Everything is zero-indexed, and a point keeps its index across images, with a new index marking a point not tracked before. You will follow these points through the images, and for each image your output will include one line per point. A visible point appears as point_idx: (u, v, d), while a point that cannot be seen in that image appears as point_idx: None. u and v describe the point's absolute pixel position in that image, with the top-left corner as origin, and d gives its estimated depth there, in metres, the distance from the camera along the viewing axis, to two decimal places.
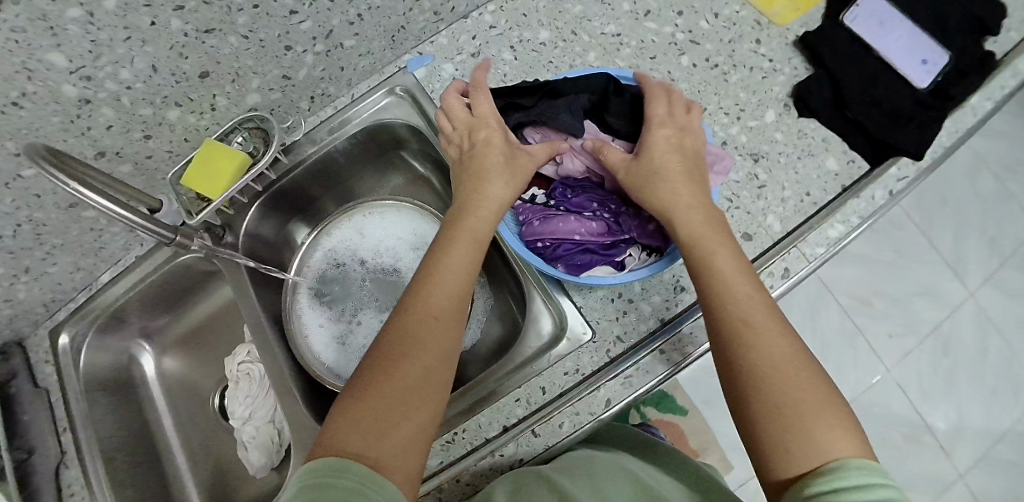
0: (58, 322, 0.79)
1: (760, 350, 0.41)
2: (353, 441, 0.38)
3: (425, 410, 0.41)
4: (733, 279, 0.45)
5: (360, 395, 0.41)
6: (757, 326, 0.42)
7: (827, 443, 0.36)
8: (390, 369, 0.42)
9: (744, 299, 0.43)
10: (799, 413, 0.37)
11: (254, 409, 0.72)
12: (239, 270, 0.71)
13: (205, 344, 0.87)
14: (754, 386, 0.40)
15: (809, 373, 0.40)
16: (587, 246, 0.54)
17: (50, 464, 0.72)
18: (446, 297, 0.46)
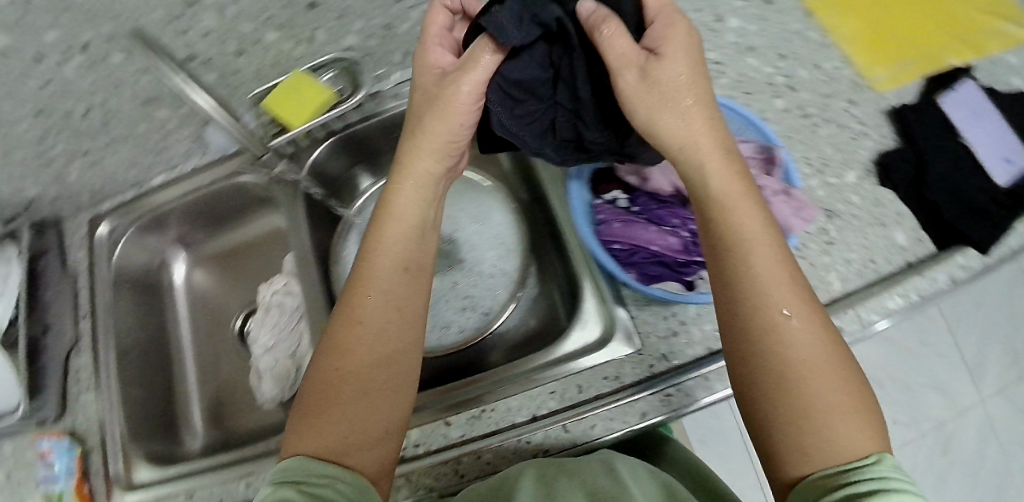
0: (101, 213, 0.78)
1: (781, 340, 0.39)
2: (315, 446, 0.44)
3: (380, 417, 0.45)
4: (768, 264, 0.42)
5: (320, 397, 0.46)
6: (792, 316, 0.40)
7: (846, 443, 0.37)
8: (346, 363, 0.47)
9: (760, 274, 0.41)
10: (819, 413, 0.37)
11: (279, 340, 0.71)
12: (297, 206, 0.71)
13: (240, 267, 0.84)
14: (785, 381, 0.39)
15: (842, 367, 0.40)
16: (661, 259, 0.53)
17: (62, 348, 0.71)
18: (384, 306, 0.49)
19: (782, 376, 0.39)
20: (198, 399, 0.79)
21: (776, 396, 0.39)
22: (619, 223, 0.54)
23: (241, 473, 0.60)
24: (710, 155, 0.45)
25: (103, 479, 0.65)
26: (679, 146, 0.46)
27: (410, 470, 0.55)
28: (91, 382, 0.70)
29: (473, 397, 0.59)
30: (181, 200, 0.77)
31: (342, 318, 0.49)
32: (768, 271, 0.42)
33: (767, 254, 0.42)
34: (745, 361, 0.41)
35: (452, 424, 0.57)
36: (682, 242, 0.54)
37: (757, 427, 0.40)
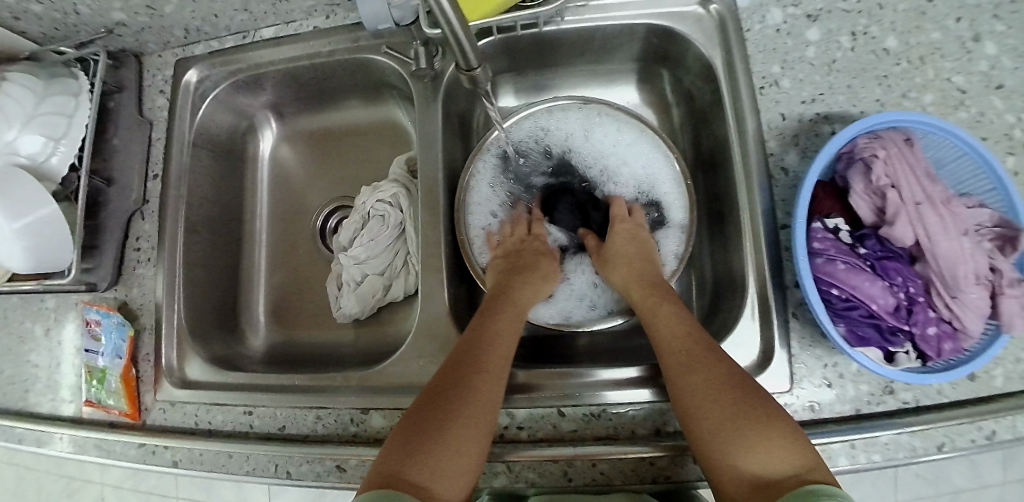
0: (190, 56, 0.66)
1: (686, 388, 0.45)
2: (417, 472, 0.41)
3: (475, 443, 0.43)
4: (667, 323, 0.50)
5: (421, 431, 0.43)
6: (688, 366, 0.46)
7: (767, 464, 0.40)
8: (439, 417, 0.44)
9: (675, 341, 0.48)
10: (733, 428, 0.42)
11: (371, 255, 0.62)
12: (432, 111, 0.58)
13: (336, 155, 0.73)
14: (698, 417, 0.43)
15: (756, 402, 0.43)
16: (872, 318, 0.45)
17: (125, 208, 0.63)
18: (505, 341, 0.50)
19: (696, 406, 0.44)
20: (263, 291, 0.71)
21: (699, 423, 0.43)
22: (844, 266, 0.45)
23: (312, 406, 0.54)
24: (631, 280, 0.56)
25: (151, 366, 0.59)
26: (624, 285, 0.57)
27: (514, 457, 0.49)
28: (153, 255, 0.62)
29: (590, 391, 0.51)
30: (285, 65, 0.64)
31: (437, 385, 0.47)
32: (665, 336, 0.50)
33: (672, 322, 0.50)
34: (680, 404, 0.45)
35: (567, 416, 0.51)
36: (899, 305, 0.46)
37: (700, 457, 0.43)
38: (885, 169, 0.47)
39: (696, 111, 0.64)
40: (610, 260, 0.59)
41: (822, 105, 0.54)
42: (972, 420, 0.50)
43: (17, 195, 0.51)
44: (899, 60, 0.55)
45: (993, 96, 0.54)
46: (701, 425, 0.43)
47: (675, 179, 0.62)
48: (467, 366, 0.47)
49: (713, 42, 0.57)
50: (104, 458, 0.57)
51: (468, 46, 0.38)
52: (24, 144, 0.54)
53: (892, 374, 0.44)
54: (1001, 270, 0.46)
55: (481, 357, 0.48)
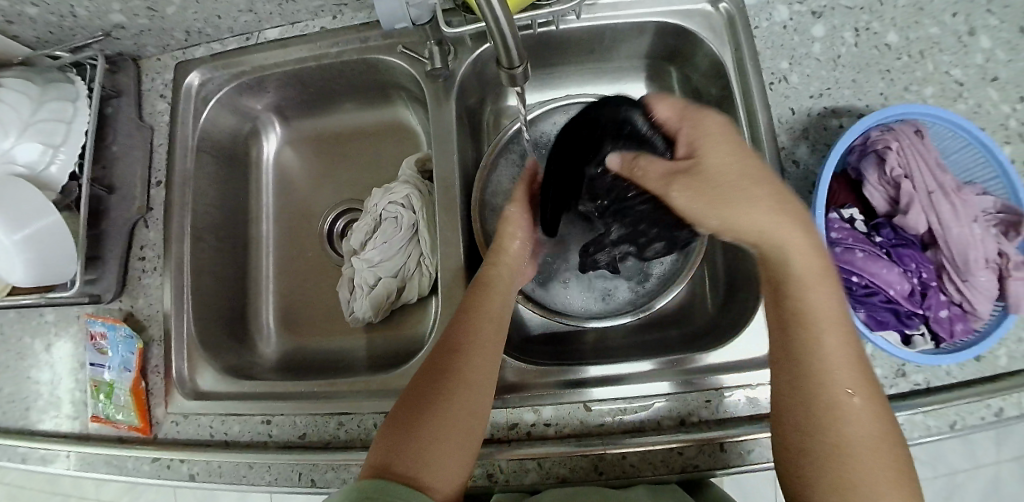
0: (192, 59, 0.64)
1: (827, 400, 0.38)
2: (403, 465, 0.40)
3: (462, 434, 0.42)
4: (827, 319, 0.39)
5: (411, 419, 0.42)
6: (825, 381, 0.38)
7: (873, 500, 0.35)
8: (425, 409, 0.43)
9: (830, 341, 0.39)
10: (857, 462, 0.36)
11: (385, 258, 0.61)
12: (445, 111, 0.58)
13: (344, 157, 0.73)
14: (823, 431, 0.37)
15: (879, 435, 0.37)
16: (891, 303, 0.46)
17: (128, 216, 0.61)
18: (488, 323, 0.47)
19: (818, 422, 0.38)
20: (272, 298, 0.70)
21: (822, 437, 0.37)
22: (863, 253, 0.46)
23: (332, 412, 0.53)
24: (762, 224, 0.40)
25: (161, 378, 0.57)
26: (759, 232, 0.40)
27: (544, 454, 0.50)
28: (158, 264, 0.60)
29: (614, 384, 0.51)
30: (292, 66, 0.63)
31: (423, 374, 0.45)
32: (826, 341, 0.39)
33: (826, 324, 0.39)
34: (796, 411, 0.39)
35: (593, 410, 0.51)
36: (913, 291, 0.47)
37: (787, 467, 0.39)
38: (900, 161, 0.48)
39: (705, 104, 0.65)
40: (714, 193, 0.41)
41: (829, 99, 0.55)
42: (982, 398, 0.50)
43: (16, 207, 0.49)
44: (901, 55, 0.56)
45: (989, 87, 0.54)
46: (817, 445, 0.37)
47: None
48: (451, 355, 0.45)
49: (723, 39, 0.58)
50: (115, 474, 0.55)
51: (512, 41, 0.36)
52: (22, 153, 0.52)
53: (910, 357, 0.45)
54: (1007, 254, 0.47)
55: (466, 344, 0.45)
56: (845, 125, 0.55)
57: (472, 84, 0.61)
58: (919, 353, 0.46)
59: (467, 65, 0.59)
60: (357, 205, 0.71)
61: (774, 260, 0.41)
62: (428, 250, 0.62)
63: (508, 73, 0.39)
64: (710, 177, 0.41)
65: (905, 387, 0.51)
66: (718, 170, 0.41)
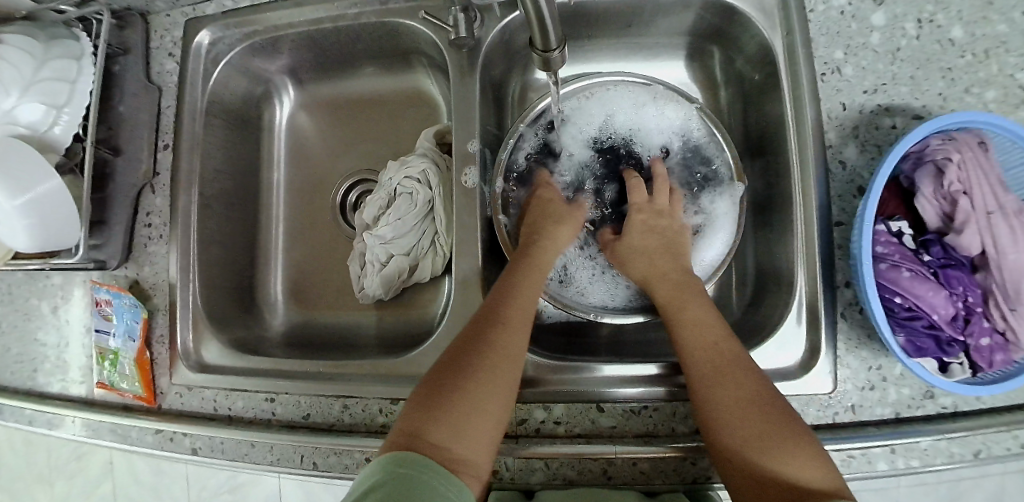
0: (201, 16, 0.60)
1: (715, 398, 0.42)
2: (437, 434, 0.38)
3: (497, 411, 0.41)
4: (693, 329, 0.47)
5: (449, 390, 0.40)
6: (717, 375, 0.43)
7: (794, 471, 0.38)
8: (460, 378, 0.41)
9: (700, 344, 0.45)
10: (759, 436, 0.40)
11: (398, 234, 0.59)
12: (469, 85, 0.54)
13: (358, 126, 0.69)
14: (721, 429, 0.41)
15: (779, 413, 0.40)
16: (933, 328, 0.43)
17: (134, 181, 0.59)
18: (531, 302, 0.47)
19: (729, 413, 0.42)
20: (282, 269, 0.68)
21: (724, 425, 0.41)
22: (910, 273, 0.43)
23: (336, 394, 0.52)
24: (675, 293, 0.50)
25: (166, 349, 0.56)
26: (644, 275, 0.53)
27: (551, 454, 0.48)
28: (165, 233, 0.59)
29: (628, 386, 0.49)
30: (306, 28, 0.59)
31: (455, 349, 0.44)
32: (691, 347, 0.46)
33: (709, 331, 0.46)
34: (705, 410, 0.43)
35: (605, 412, 0.49)
36: (957, 315, 0.43)
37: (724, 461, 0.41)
38: (958, 174, 0.44)
39: (746, 91, 0.60)
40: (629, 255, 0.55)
41: (884, 96, 0.51)
42: (1009, 428, 0.47)
43: (17, 171, 0.48)
44: (966, 51, 0.51)
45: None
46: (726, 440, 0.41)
47: (724, 163, 0.58)
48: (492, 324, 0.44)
49: (774, 23, 0.53)
50: (119, 442, 0.55)
51: (549, 20, 0.32)
52: (25, 113, 0.50)
53: (950, 387, 0.42)
54: None
55: (507, 315, 0.45)
56: (899, 125, 0.50)
57: (496, 58, 0.57)
58: (959, 383, 0.43)
59: (493, 35, 0.54)
60: (371, 176, 0.68)
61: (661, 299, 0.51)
62: (442, 229, 0.59)
63: (542, 56, 0.36)
64: (636, 249, 0.55)
65: (931, 408, 0.48)
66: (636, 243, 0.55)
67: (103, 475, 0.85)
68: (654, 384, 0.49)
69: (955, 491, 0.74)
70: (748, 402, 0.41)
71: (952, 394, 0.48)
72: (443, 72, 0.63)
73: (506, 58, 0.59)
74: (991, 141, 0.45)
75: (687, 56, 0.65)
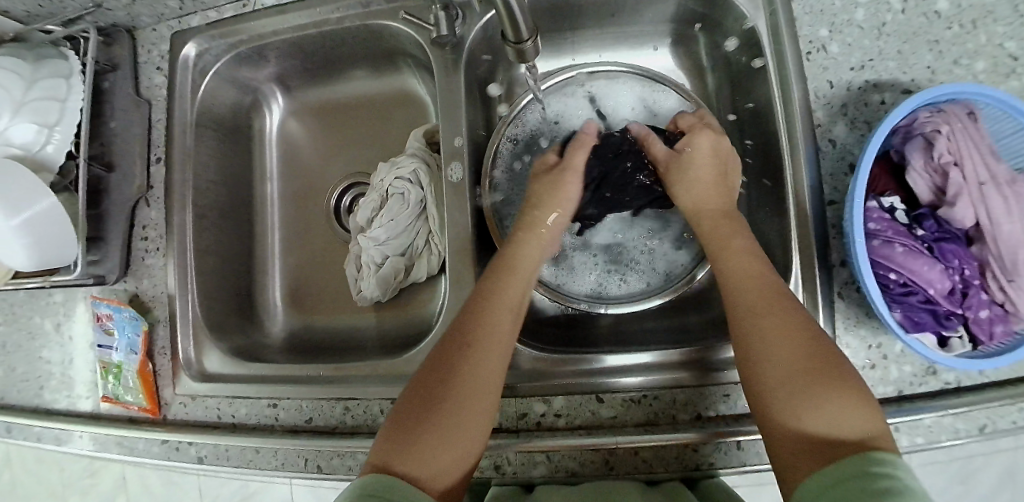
0: (186, 28, 0.61)
1: (753, 333, 0.41)
2: (406, 464, 0.38)
3: (467, 437, 0.40)
4: (741, 267, 0.45)
5: (418, 415, 0.40)
6: (757, 309, 0.42)
7: (829, 421, 0.35)
8: (434, 403, 0.41)
9: (744, 282, 0.44)
10: (801, 380, 0.37)
11: (392, 236, 0.59)
12: (454, 83, 0.54)
13: (347, 130, 0.69)
14: (755, 368, 0.40)
15: (834, 363, 0.38)
16: (930, 303, 0.42)
17: (128, 196, 0.59)
18: (504, 318, 0.45)
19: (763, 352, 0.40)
20: (280, 276, 0.68)
21: (761, 369, 0.39)
22: (903, 248, 0.42)
23: (338, 397, 0.52)
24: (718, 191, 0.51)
25: (168, 360, 0.57)
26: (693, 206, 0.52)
27: (552, 447, 0.48)
28: (161, 245, 0.59)
29: (626, 376, 0.49)
30: (290, 35, 0.59)
31: (426, 374, 0.43)
32: (732, 276, 0.45)
33: (742, 276, 0.44)
34: (745, 357, 0.41)
35: (605, 403, 0.49)
36: (953, 289, 0.43)
37: (758, 408, 0.39)
38: (948, 146, 0.43)
39: (733, 75, 0.60)
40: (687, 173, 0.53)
41: (872, 72, 0.50)
42: (1014, 401, 0.47)
43: (11, 191, 0.48)
44: (953, 23, 0.50)
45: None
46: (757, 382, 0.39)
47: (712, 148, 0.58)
48: (465, 343, 0.43)
49: (756, 4, 0.53)
50: (126, 454, 0.56)
51: (519, 11, 0.32)
52: (17, 133, 0.51)
53: (949, 361, 0.41)
54: None
55: (483, 332, 0.44)
56: (887, 101, 0.50)
57: (481, 55, 0.57)
58: (960, 358, 0.42)
59: (476, 32, 0.54)
60: (364, 179, 0.68)
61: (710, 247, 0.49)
62: (436, 228, 0.59)
63: (516, 49, 0.35)
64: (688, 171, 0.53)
65: (933, 385, 0.48)
66: (692, 161, 0.52)
67: (116, 489, 0.86)
68: (652, 372, 0.49)
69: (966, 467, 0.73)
70: (794, 340, 0.39)
71: (955, 369, 0.48)
72: (430, 72, 0.63)
73: (491, 54, 0.59)
74: (981, 112, 0.44)
75: (672, 42, 0.64)
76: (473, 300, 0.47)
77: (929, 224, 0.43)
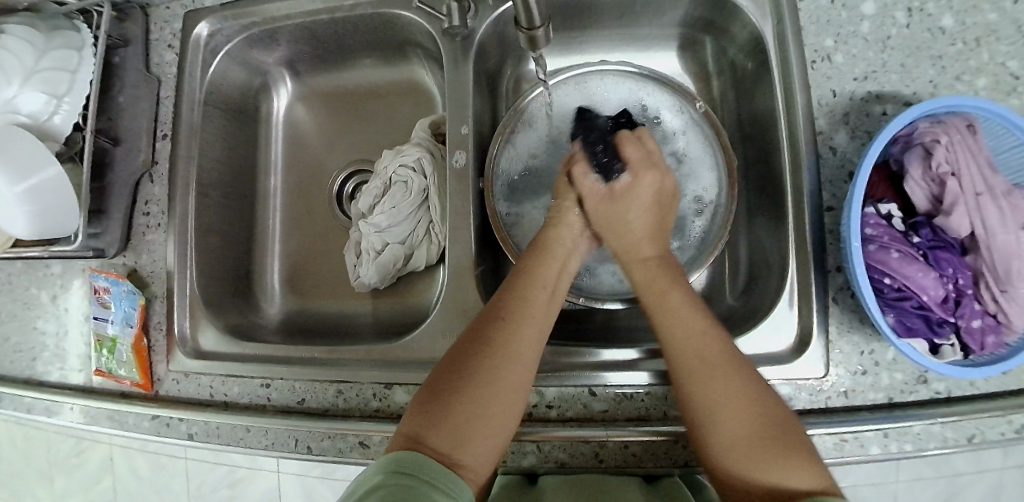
0: (199, 7, 0.61)
1: (685, 396, 0.41)
2: (440, 439, 0.38)
3: (502, 412, 0.41)
4: (672, 328, 0.43)
5: (452, 393, 0.40)
6: (707, 381, 0.40)
7: (782, 496, 0.35)
8: (467, 382, 0.41)
9: (682, 333, 0.42)
10: (751, 446, 0.37)
11: (393, 223, 0.59)
12: (463, 74, 0.55)
13: (354, 117, 0.70)
14: (699, 431, 0.40)
15: (783, 426, 0.38)
16: (923, 309, 0.43)
17: (132, 171, 0.59)
18: (542, 296, 0.45)
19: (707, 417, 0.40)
20: (279, 259, 0.68)
21: (715, 425, 0.39)
22: (898, 254, 0.43)
23: (331, 380, 0.52)
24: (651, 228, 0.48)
25: (163, 336, 0.57)
26: (651, 236, 0.48)
27: (543, 439, 0.48)
28: (162, 221, 0.59)
29: (620, 371, 0.49)
30: (304, 20, 0.60)
31: (460, 350, 0.43)
32: (683, 344, 0.42)
33: (701, 346, 0.41)
34: (693, 409, 0.40)
35: (597, 397, 0.49)
36: (947, 297, 0.43)
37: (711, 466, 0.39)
38: (945, 156, 0.44)
39: (739, 81, 0.61)
40: (614, 217, 0.49)
41: (875, 83, 0.51)
42: (1002, 413, 0.47)
43: (17, 155, 0.49)
44: (956, 40, 0.51)
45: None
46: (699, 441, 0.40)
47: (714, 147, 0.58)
48: (503, 323, 0.43)
49: (765, 11, 0.54)
50: (116, 428, 0.56)
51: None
52: (25, 101, 0.51)
53: (939, 367, 0.42)
54: None
55: (519, 313, 0.44)
56: (889, 112, 0.51)
57: (491, 48, 0.58)
58: (950, 365, 0.43)
59: (487, 24, 0.55)
60: (367, 167, 0.68)
61: (646, 303, 0.46)
62: (437, 217, 0.60)
63: (528, 35, 0.36)
64: (623, 223, 0.49)
65: (923, 393, 0.48)
66: (611, 212, 0.49)
67: (103, 470, 0.85)
68: (646, 368, 0.49)
69: (952, 483, 0.73)
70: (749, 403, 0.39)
71: (946, 380, 0.48)
72: (439, 63, 0.63)
73: (501, 48, 0.60)
74: (980, 125, 0.45)
75: (680, 46, 0.65)
76: (508, 283, 0.47)
77: (924, 232, 0.44)
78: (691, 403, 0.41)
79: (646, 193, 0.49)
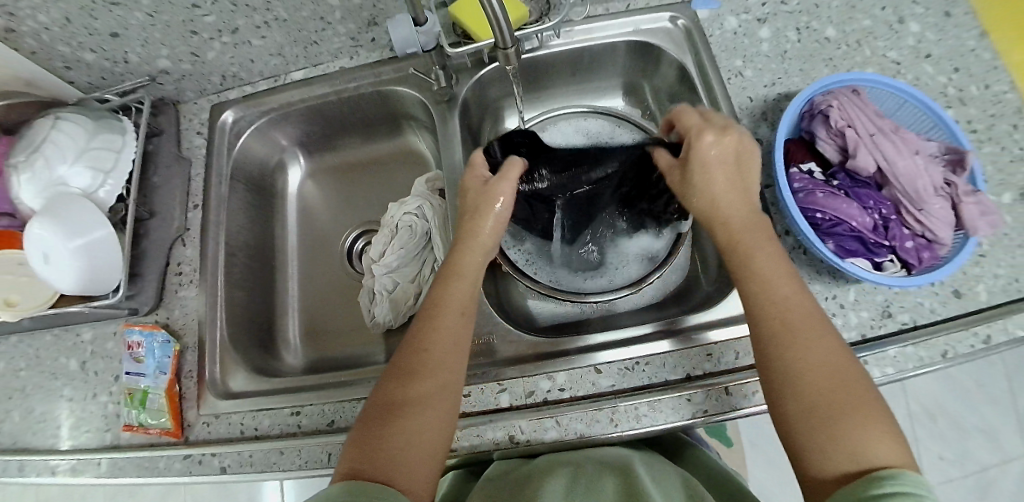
0: (225, 100, 0.73)
1: (793, 352, 0.41)
2: (375, 469, 0.42)
3: (432, 431, 0.44)
4: (772, 285, 0.45)
5: (385, 421, 0.44)
6: (791, 335, 0.42)
7: (871, 453, 0.37)
8: (393, 410, 0.45)
9: (777, 299, 0.44)
10: (839, 411, 0.38)
11: (401, 264, 0.67)
12: (449, 125, 0.66)
13: (362, 183, 0.80)
14: (789, 389, 0.41)
15: (855, 389, 0.39)
16: (859, 234, 0.49)
17: (168, 236, 0.66)
18: (453, 314, 0.50)
19: (789, 383, 0.41)
20: (297, 311, 0.74)
21: (791, 387, 0.40)
22: (823, 194, 0.50)
23: (357, 397, 0.55)
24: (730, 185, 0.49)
25: (194, 381, 0.59)
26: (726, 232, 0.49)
27: (558, 413, 0.51)
28: (195, 277, 0.64)
29: (622, 346, 0.54)
30: (315, 102, 0.71)
31: (387, 378, 0.48)
32: (760, 300, 0.45)
33: (796, 331, 0.42)
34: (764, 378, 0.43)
35: (602, 372, 0.53)
36: (875, 223, 0.50)
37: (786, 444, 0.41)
38: (839, 116, 0.53)
39: (676, 106, 0.73)
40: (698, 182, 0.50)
41: (782, 87, 0.63)
42: (966, 327, 0.53)
43: (75, 219, 0.54)
44: (841, 44, 0.65)
45: (922, 64, 0.63)
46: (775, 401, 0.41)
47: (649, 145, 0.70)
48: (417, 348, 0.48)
49: (684, 48, 0.67)
50: (147, 477, 0.56)
51: (504, 24, 0.47)
52: (73, 177, 0.57)
53: (880, 280, 0.48)
54: (956, 183, 0.51)
55: (427, 341, 0.48)
56: None
57: (472, 101, 0.70)
58: (897, 279, 0.49)
59: (467, 84, 0.67)
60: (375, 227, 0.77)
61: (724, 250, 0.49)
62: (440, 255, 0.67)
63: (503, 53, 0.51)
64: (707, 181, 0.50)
65: (889, 326, 0.53)
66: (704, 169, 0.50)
67: None
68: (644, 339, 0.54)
69: None
70: (827, 370, 0.40)
71: (908, 310, 0.54)
72: (431, 132, 0.75)
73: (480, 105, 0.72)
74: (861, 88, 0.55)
75: (623, 92, 0.79)
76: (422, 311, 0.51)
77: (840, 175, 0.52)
78: (769, 372, 0.42)
79: (712, 153, 0.49)
